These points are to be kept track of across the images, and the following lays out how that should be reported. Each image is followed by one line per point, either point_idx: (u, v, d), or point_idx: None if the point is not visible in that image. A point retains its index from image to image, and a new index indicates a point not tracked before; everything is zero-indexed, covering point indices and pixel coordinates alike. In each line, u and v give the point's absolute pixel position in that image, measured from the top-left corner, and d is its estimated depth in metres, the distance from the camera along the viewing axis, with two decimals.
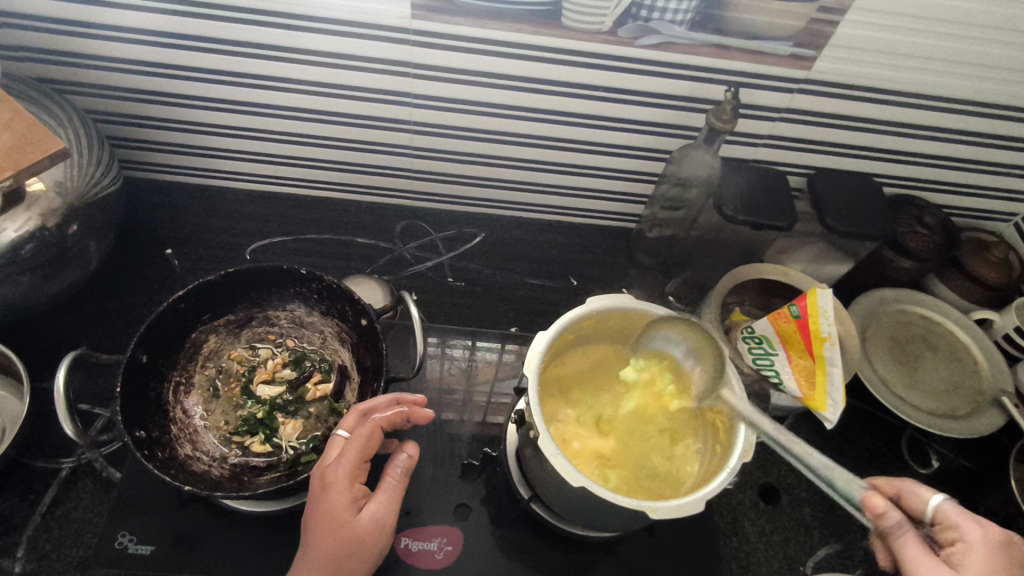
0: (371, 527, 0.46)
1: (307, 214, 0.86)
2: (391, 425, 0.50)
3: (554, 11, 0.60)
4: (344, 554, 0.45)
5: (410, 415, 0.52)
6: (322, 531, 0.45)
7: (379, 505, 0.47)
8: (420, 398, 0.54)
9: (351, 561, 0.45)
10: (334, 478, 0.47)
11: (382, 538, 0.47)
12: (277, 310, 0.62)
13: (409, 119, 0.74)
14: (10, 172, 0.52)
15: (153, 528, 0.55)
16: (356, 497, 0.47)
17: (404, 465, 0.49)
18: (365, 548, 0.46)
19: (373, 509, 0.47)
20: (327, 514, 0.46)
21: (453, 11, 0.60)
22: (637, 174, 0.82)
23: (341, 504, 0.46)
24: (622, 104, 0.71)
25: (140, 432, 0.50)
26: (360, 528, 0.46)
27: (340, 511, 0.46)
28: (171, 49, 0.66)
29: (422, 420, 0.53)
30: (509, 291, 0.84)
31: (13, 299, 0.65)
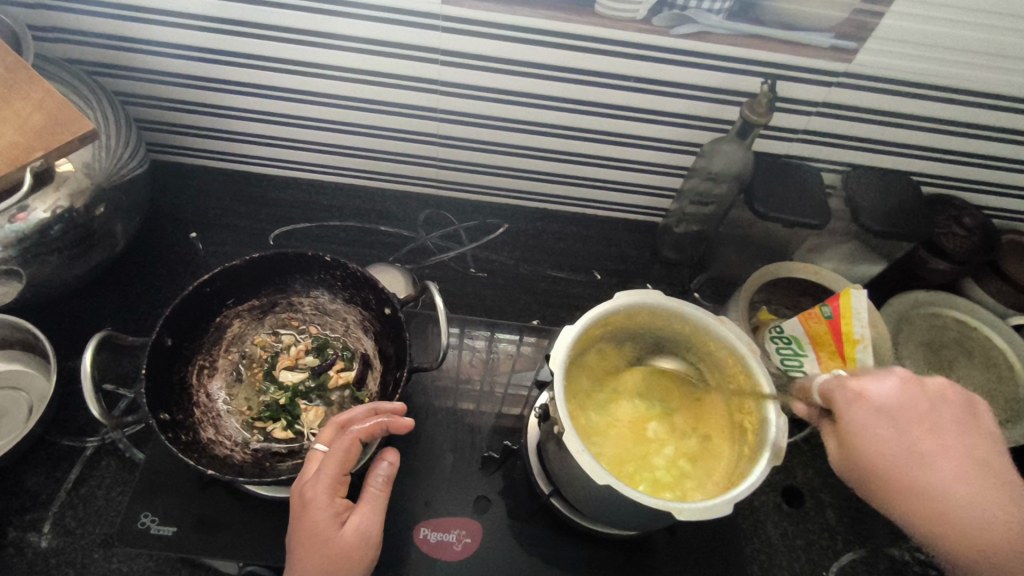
0: (356, 540, 0.45)
1: (331, 200, 0.86)
2: (371, 437, 0.49)
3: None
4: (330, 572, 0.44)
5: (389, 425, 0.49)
6: (305, 548, 0.44)
7: (363, 517, 0.46)
8: (399, 406, 0.51)
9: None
10: (312, 495, 0.46)
11: (369, 550, 0.46)
12: (300, 296, 0.62)
13: (436, 107, 0.73)
14: (41, 152, 0.52)
15: (176, 509, 0.55)
16: (338, 511, 0.46)
17: (387, 474, 0.49)
18: (353, 562, 0.45)
19: (356, 521, 0.46)
20: (308, 531, 0.45)
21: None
22: (665, 167, 0.80)
23: (322, 520, 0.45)
24: (653, 95, 0.70)
25: (164, 415, 0.49)
26: (345, 542, 0.45)
27: (321, 528, 0.45)
28: (200, 33, 0.65)
29: (404, 431, 0.50)
30: (531, 283, 0.83)
31: (42, 279, 0.65)
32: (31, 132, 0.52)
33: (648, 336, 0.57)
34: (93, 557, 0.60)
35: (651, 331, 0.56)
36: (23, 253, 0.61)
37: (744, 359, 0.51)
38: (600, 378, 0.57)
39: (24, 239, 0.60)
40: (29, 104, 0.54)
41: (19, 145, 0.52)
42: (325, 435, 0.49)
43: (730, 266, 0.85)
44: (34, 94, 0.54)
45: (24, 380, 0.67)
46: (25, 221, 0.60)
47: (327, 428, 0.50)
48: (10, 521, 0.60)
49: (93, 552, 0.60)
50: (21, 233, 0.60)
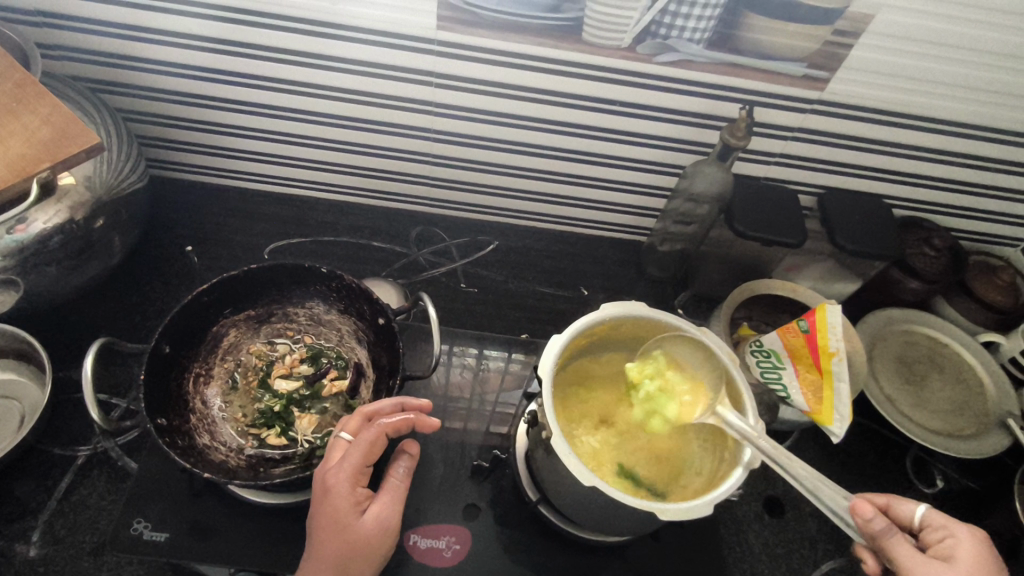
0: (377, 530, 0.48)
1: (324, 217, 0.88)
2: (397, 429, 0.51)
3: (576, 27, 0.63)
4: (350, 556, 0.47)
5: (416, 422, 0.51)
6: (325, 533, 0.47)
7: (384, 507, 0.49)
8: (426, 404, 0.53)
9: (357, 560, 0.47)
10: (335, 484, 0.48)
11: (388, 537, 0.49)
12: (295, 307, 0.63)
13: (430, 127, 0.76)
14: (47, 164, 0.53)
15: (169, 516, 0.56)
16: (358, 500, 0.48)
17: (409, 465, 0.51)
18: (372, 549, 0.48)
19: (376, 510, 0.48)
20: (330, 519, 0.47)
21: (476, 23, 0.63)
22: (649, 188, 0.83)
23: (345, 508, 0.47)
24: (637, 119, 0.73)
25: (161, 420, 0.51)
26: (365, 530, 0.48)
27: (344, 515, 0.47)
28: (203, 52, 0.68)
29: (428, 429, 0.52)
30: (520, 299, 0.85)
31: (38, 289, 0.66)
32: (38, 145, 0.54)
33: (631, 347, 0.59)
34: (83, 565, 0.60)
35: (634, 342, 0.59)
36: (21, 263, 0.62)
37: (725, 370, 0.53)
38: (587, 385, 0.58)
39: (23, 250, 0.62)
40: (37, 118, 0.55)
41: (26, 157, 0.53)
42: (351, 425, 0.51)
43: (712, 284, 0.88)
44: (41, 109, 0.56)
45: (16, 390, 0.68)
46: (25, 232, 0.61)
47: (350, 418, 0.52)
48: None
49: (82, 561, 0.60)
50: (19, 245, 0.61)
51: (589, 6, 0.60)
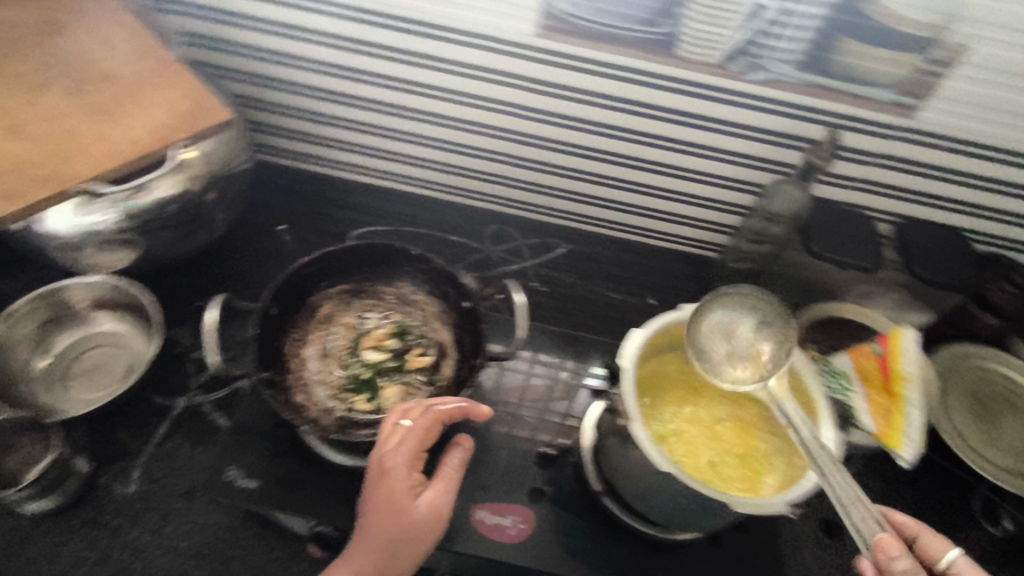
0: (431, 515, 0.51)
1: (404, 209, 0.91)
2: (452, 419, 0.55)
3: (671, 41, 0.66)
4: (402, 539, 0.50)
5: (468, 412, 0.55)
6: (381, 514, 0.50)
7: (439, 495, 0.52)
8: (488, 413, 0.56)
9: (409, 543, 0.50)
10: (394, 467, 0.51)
11: (440, 522, 0.52)
12: (385, 286, 0.67)
13: (517, 128, 0.79)
14: (184, 135, 0.58)
15: (258, 466, 0.61)
16: (413, 484, 0.52)
17: (462, 455, 0.55)
18: (423, 533, 0.51)
19: (431, 496, 0.51)
20: (388, 501, 0.50)
21: (577, 33, 0.67)
22: (723, 203, 0.85)
23: (403, 492, 0.50)
24: (719, 134, 0.75)
25: (264, 374, 0.55)
26: (420, 514, 0.51)
27: (400, 499, 0.50)
28: (317, 46, 0.72)
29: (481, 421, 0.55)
30: (588, 301, 0.88)
31: (153, 249, 0.73)
32: (176, 116, 0.59)
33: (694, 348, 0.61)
34: (174, 505, 0.65)
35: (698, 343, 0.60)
36: (140, 226, 0.68)
37: (801, 377, 0.54)
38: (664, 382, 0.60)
39: (144, 215, 0.68)
40: (176, 92, 0.60)
41: (168, 126, 0.58)
42: (408, 412, 0.55)
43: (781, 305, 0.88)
44: (181, 84, 0.61)
45: (124, 341, 0.74)
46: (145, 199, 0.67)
47: (406, 408, 0.55)
48: (103, 466, 0.66)
49: (174, 501, 0.65)
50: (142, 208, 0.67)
51: (686, 22, 0.64)
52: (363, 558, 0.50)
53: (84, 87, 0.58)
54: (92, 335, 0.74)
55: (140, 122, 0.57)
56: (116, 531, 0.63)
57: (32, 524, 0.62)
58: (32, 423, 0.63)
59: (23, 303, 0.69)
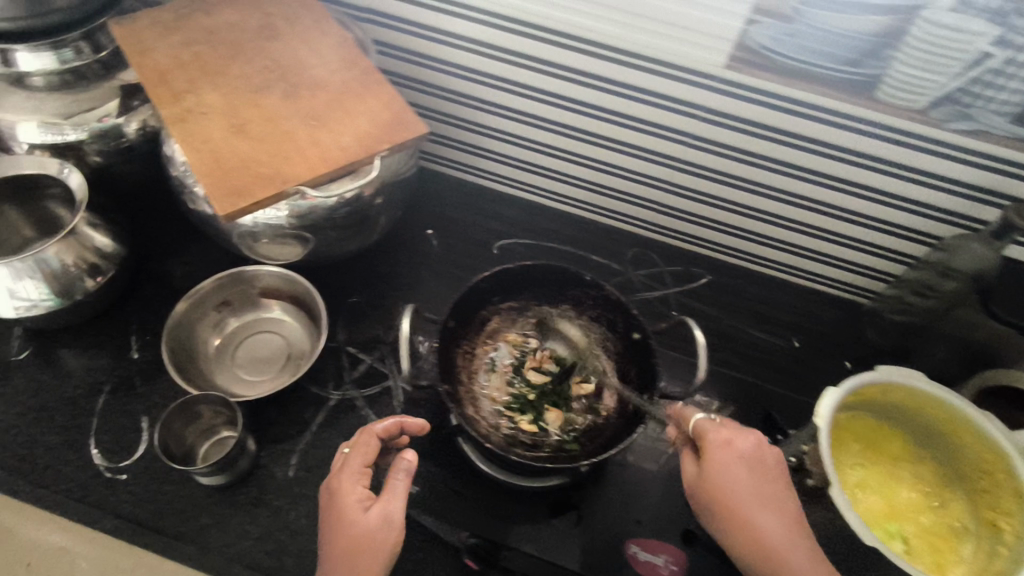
0: (378, 523, 0.52)
1: (549, 223, 0.93)
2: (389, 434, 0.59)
3: (872, 85, 0.63)
4: (360, 551, 0.51)
5: (406, 427, 0.59)
6: (333, 523, 0.53)
7: (386, 505, 0.53)
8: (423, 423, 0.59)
9: (365, 554, 0.51)
10: (341, 482, 0.55)
11: (390, 535, 0.52)
12: (551, 307, 0.68)
13: (682, 157, 0.77)
14: (385, 146, 0.60)
15: (421, 471, 0.63)
16: (362, 498, 0.54)
17: (407, 469, 0.55)
18: (375, 544, 0.52)
19: (380, 507, 0.53)
20: (338, 511, 0.53)
21: (768, 68, 0.64)
22: (892, 253, 0.79)
23: (348, 504, 0.53)
24: (904, 182, 0.71)
25: (446, 387, 0.58)
26: (370, 523, 0.52)
27: (346, 511, 0.53)
28: (497, 62, 0.74)
29: (413, 432, 0.59)
30: (737, 339, 0.86)
31: (319, 246, 0.74)
32: (379, 127, 0.61)
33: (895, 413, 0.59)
34: None
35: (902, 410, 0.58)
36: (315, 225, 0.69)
37: (1010, 460, 0.51)
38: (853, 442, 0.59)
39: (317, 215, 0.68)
40: (378, 102, 0.62)
41: (370, 135, 0.60)
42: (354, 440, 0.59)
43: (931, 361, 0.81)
44: (383, 95, 0.63)
45: (287, 330, 0.78)
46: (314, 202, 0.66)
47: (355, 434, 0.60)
48: (266, 447, 0.70)
49: None
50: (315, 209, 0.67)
51: (894, 66, 0.60)
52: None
53: (300, 93, 0.62)
54: (259, 321, 0.79)
55: (350, 129, 0.60)
56: (276, 512, 0.66)
57: (202, 495, 0.66)
58: (219, 400, 0.66)
59: (209, 282, 0.73)
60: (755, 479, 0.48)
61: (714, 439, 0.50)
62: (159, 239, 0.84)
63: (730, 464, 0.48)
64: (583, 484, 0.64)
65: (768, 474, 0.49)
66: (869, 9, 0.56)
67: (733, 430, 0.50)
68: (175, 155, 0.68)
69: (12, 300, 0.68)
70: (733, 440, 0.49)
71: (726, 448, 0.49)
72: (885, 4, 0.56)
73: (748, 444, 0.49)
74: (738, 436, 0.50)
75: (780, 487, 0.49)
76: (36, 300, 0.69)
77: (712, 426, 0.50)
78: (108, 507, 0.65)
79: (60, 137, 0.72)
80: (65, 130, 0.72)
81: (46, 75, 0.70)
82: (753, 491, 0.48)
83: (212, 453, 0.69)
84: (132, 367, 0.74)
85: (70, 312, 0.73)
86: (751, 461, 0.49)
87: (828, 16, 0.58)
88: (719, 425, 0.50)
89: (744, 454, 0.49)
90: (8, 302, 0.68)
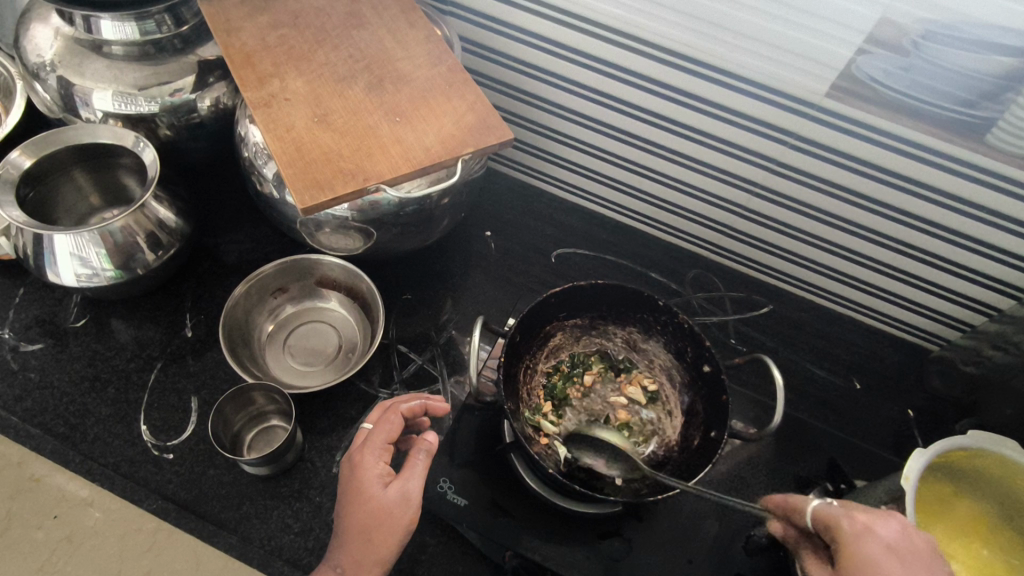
0: (396, 501, 0.53)
1: (609, 236, 0.91)
2: (413, 414, 0.59)
3: (980, 126, 0.57)
4: (375, 526, 0.52)
5: (428, 406, 0.59)
6: (352, 500, 0.53)
7: (404, 482, 0.54)
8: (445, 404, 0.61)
9: (381, 529, 0.52)
10: (363, 457, 0.55)
11: (407, 513, 0.53)
12: (616, 328, 0.70)
13: (758, 181, 0.74)
14: (471, 149, 0.60)
15: (469, 483, 0.62)
16: (382, 475, 0.54)
17: (428, 449, 0.55)
18: (392, 520, 0.52)
19: (399, 484, 0.53)
20: (357, 488, 0.53)
21: (872, 100, 0.59)
22: (975, 302, 0.75)
23: (368, 479, 0.54)
24: (999, 231, 0.65)
25: (509, 403, 0.59)
26: (387, 501, 0.53)
27: (365, 486, 0.53)
28: (578, 67, 0.72)
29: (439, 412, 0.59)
30: (792, 371, 0.81)
31: (381, 242, 0.71)
32: (467, 129, 0.61)
33: (1001, 494, 0.58)
34: None
35: (1000, 485, 0.58)
36: (379, 220, 0.67)
37: None
38: (945, 506, 0.59)
39: (386, 210, 0.65)
40: (465, 104, 0.63)
41: (457, 136, 0.60)
42: (374, 416, 0.59)
43: (1000, 419, 0.73)
44: (468, 96, 0.63)
45: (342, 324, 0.78)
46: (380, 198, 0.64)
47: (376, 411, 0.60)
48: (312, 440, 0.69)
49: None
50: (384, 207, 0.65)
51: (1012, 110, 0.54)
52: (343, 547, 0.53)
53: (384, 86, 0.63)
54: (312, 311, 0.78)
55: (432, 129, 0.60)
56: (317, 509, 0.65)
57: (247, 483, 0.65)
58: (272, 389, 0.65)
59: (271, 267, 0.72)
60: (908, 568, 0.43)
61: (849, 524, 0.45)
62: (220, 219, 0.84)
63: (876, 551, 0.43)
64: (637, 515, 0.61)
65: (924, 566, 0.43)
66: (993, 47, 0.52)
67: (869, 514, 0.46)
68: (250, 135, 0.66)
69: (76, 266, 0.66)
70: (871, 526, 0.45)
71: (864, 533, 0.44)
72: (1010, 43, 0.51)
73: (892, 529, 0.44)
74: (878, 522, 0.45)
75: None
76: (98, 269, 0.67)
77: (843, 512, 0.46)
78: (152, 486, 0.64)
79: (133, 108, 0.71)
80: (138, 101, 0.71)
81: (125, 45, 0.70)
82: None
83: (257, 442, 0.68)
84: (184, 345, 0.73)
85: (129, 286, 0.72)
86: (897, 549, 0.43)
87: (945, 51, 0.53)
88: (848, 509, 0.46)
89: (886, 540, 0.44)
90: (71, 268, 0.66)
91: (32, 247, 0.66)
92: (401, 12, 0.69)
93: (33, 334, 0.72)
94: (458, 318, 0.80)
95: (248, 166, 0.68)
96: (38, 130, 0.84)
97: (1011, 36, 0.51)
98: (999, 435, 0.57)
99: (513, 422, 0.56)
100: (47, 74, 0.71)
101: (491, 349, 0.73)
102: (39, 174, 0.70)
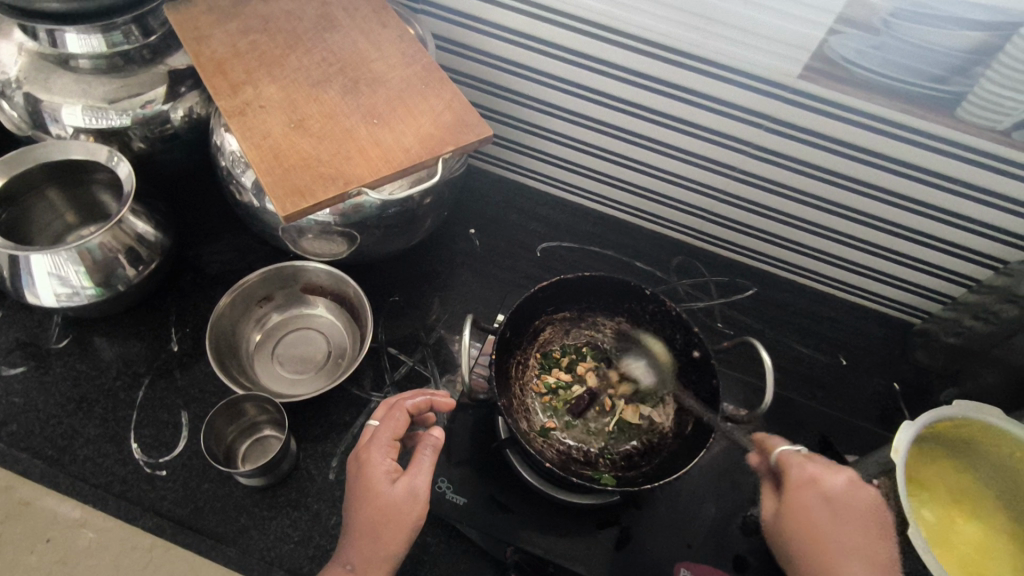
0: (405, 497, 0.53)
1: (592, 227, 0.91)
2: (417, 410, 0.58)
3: (952, 100, 0.58)
4: (386, 521, 0.52)
5: (433, 402, 0.59)
6: (361, 497, 0.53)
7: (412, 478, 0.54)
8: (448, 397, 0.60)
9: (392, 524, 0.52)
10: (370, 455, 0.55)
11: (416, 508, 0.53)
12: (605, 320, 0.70)
13: (737, 166, 0.75)
14: (451, 148, 0.60)
15: (467, 481, 0.62)
16: (390, 472, 0.54)
17: (434, 444, 0.55)
18: (401, 516, 0.52)
19: (407, 480, 0.53)
20: (365, 485, 0.53)
21: (846, 80, 0.60)
22: (954, 274, 0.76)
23: (377, 476, 0.53)
24: (974, 204, 0.66)
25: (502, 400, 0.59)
26: (395, 497, 0.53)
27: (373, 483, 0.53)
28: (553, 59, 0.72)
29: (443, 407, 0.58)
30: (779, 351, 0.82)
31: (365, 245, 0.71)
32: (445, 127, 0.61)
33: (991, 460, 0.60)
34: None
35: (990, 451, 0.60)
36: (361, 223, 0.66)
37: None
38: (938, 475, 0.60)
39: (368, 214, 0.65)
40: (442, 103, 0.63)
41: (436, 136, 0.60)
42: (379, 413, 0.59)
43: (983, 387, 0.75)
44: (445, 95, 0.63)
45: (330, 329, 0.77)
46: (361, 202, 0.64)
47: (380, 407, 0.59)
48: (306, 448, 0.68)
49: None
50: (366, 210, 0.64)
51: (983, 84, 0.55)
52: (353, 544, 0.53)
53: (360, 89, 0.62)
54: (300, 318, 0.78)
55: (411, 130, 0.60)
56: (315, 516, 0.64)
57: (243, 495, 0.65)
58: (265, 400, 0.65)
59: (254, 277, 0.72)
60: (836, 515, 0.50)
61: (797, 473, 0.52)
62: (200, 230, 0.83)
63: (814, 498, 0.51)
64: (635, 503, 0.62)
65: (854, 514, 0.50)
66: (961, 23, 0.53)
67: (820, 467, 0.52)
68: (226, 144, 0.65)
69: (55, 285, 0.65)
70: (818, 478, 0.51)
71: (809, 483, 0.51)
72: (978, 18, 0.52)
73: (838, 483, 0.51)
74: (827, 475, 0.52)
75: (862, 532, 0.50)
76: (78, 287, 0.66)
77: (795, 459, 0.53)
78: (146, 503, 0.64)
79: (105, 122, 0.70)
80: (109, 115, 0.70)
81: (92, 58, 0.69)
82: (832, 525, 0.49)
83: (251, 453, 0.68)
84: (171, 359, 0.72)
85: (111, 303, 0.71)
86: (834, 501, 0.50)
87: (914, 28, 0.54)
88: (802, 461, 0.53)
89: (828, 492, 0.51)
90: (49, 287, 0.65)
91: (8, 269, 0.64)
92: (373, 13, 0.69)
93: (14, 358, 0.71)
94: (446, 317, 0.80)
95: (226, 175, 0.67)
96: (6, 149, 0.83)
97: (978, 11, 0.52)
98: (985, 404, 0.60)
99: (508, 419, 0.56)
100: (13, 92, 0.69)
101: (481, 346, 0.73)
102: (10, 194, 0.68)
